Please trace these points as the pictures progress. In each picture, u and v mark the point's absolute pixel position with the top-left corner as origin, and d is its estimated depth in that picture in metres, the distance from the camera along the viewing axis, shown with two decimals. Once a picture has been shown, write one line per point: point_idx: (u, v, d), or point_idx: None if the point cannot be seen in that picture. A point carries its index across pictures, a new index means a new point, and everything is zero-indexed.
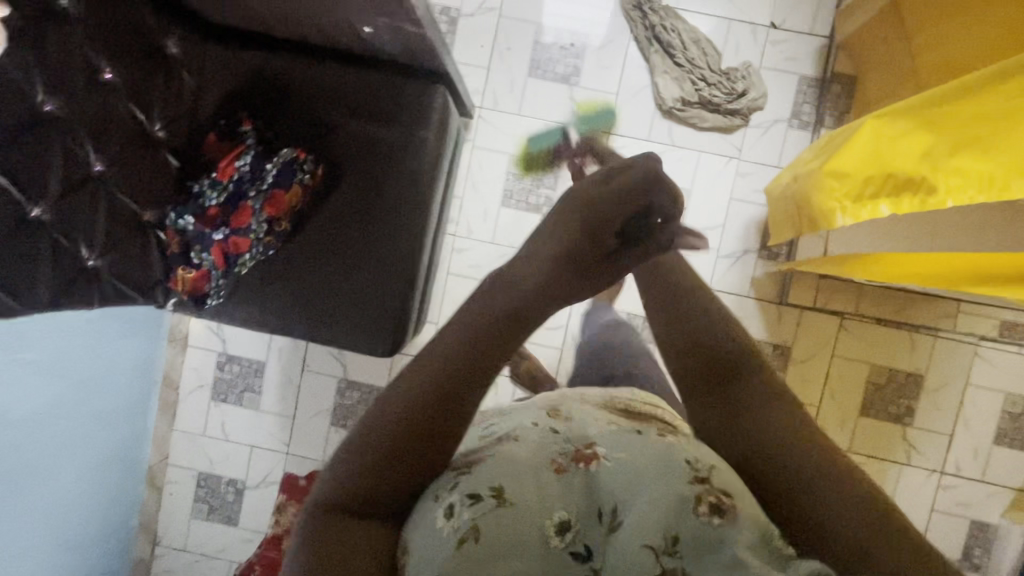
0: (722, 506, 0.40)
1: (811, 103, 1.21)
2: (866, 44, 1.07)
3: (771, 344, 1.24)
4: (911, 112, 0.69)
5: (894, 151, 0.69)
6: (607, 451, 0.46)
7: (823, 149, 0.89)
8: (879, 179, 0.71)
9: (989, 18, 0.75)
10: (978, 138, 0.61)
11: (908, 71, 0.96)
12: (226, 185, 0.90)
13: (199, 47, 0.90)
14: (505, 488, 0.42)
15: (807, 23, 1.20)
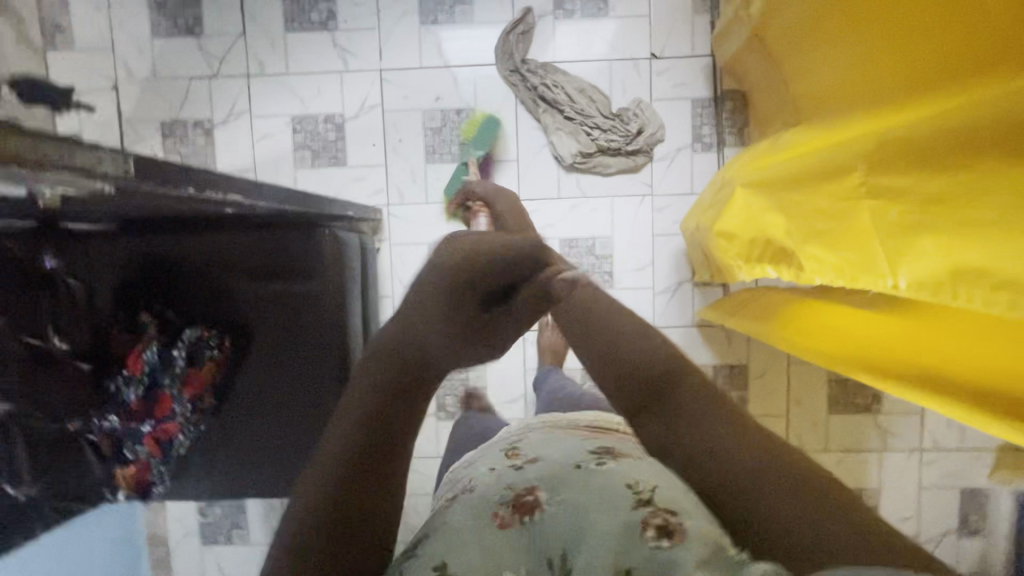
0: (667, 527, 0.47)
1: (710, 123, 1.20)
2: (742, 64, 1.06)
3: (727, 366, 1.25)
4: (774, 184, 0.68)
5: (768, 222, 0.68)
6: (547, 495, 0.54)
7: (715, 200, 0.89)
8: (762, 245, 0.71)
9: (824, 60, 0.75)
10: (818, 226, 0.58)
11: (783, 94, 0.95)
12: (142, 378, 0.91)
13: (81, 251, 0.84)
14: (447, 565, 0.48)
15: (687, 46, 1.19)
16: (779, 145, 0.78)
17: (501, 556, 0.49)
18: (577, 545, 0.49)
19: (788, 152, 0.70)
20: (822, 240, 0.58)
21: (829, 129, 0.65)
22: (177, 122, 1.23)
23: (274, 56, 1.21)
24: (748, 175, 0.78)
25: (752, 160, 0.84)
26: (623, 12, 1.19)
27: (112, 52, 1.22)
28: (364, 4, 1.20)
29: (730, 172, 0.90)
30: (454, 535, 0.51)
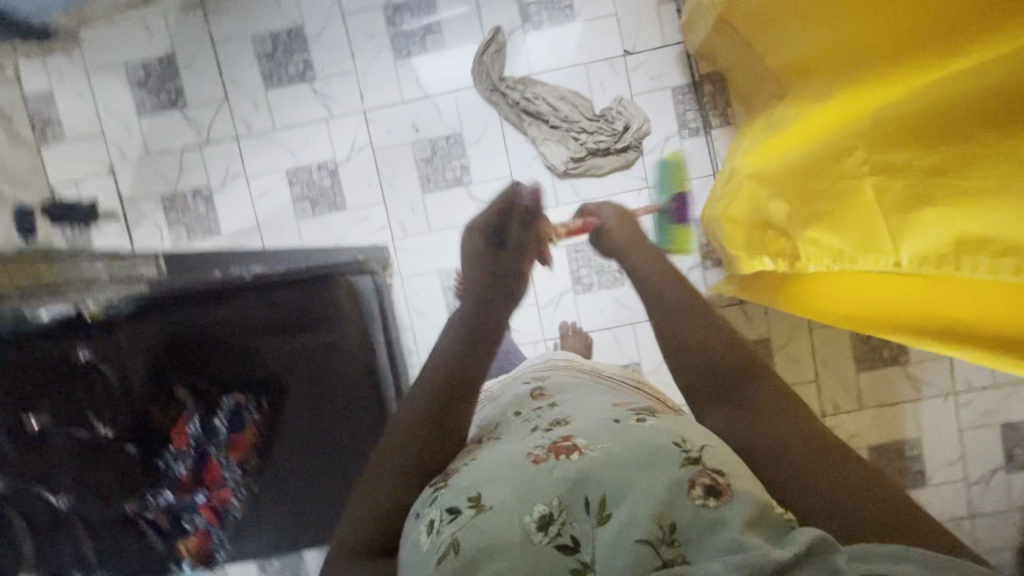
0: (716, 488, 0.46)
1: (693, 108, 1.21)
2: (716, 48, 1.08)
3: (749, 342, 1.26)
4: (766, 176, 0.71)
5: (768, 211, 0.71)
6: (586, 443, 0.53)
7: (719, 190, 0.92)
8: (764, 232, 0.74)
9: (792, 39, 0.77)
10: (821, 212, 0.60)
11: (761, 72, 0.96)
12: (188, 451, 0.93)
13: (112, 339, 0.82)
14: (483, 497, 0.50)
15: (658, 36, 1.20)
16: (775, 130, 0.80)
17: (535, 485, 0.50)
18: (614, 488, 0.48)
19: (782, 137, 0.72)
20: (828, 224, 0.60)
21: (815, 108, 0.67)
22: (176, 195, 1.25)
23: (258, 115, 1.24)
24: (748, 165, 0.80)
25: (752, 149, 0.86)
26: (589, 15, 1.20)
27: (102, 137, 1.25)
28: (337, 49, 1.22)
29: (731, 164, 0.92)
30: (496, 469, 0.53)
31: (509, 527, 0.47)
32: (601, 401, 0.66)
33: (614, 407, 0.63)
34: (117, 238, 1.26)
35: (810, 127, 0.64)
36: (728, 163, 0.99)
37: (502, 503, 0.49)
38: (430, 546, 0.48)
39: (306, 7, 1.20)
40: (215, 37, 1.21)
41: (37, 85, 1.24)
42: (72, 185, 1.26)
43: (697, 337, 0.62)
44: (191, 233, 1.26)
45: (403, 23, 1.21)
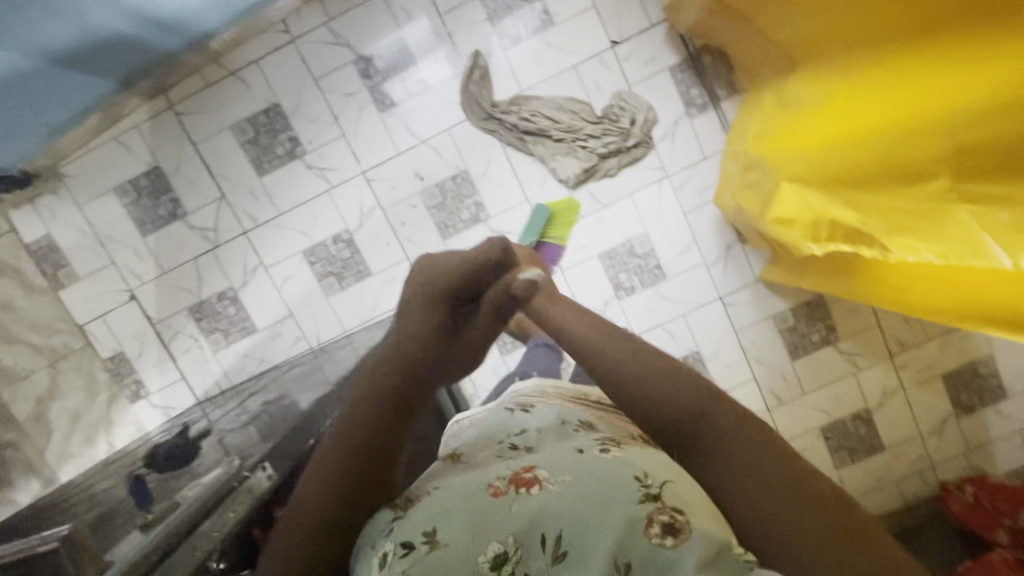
0: (676, 524, 0.49)
1: (696, 84, 1.15)
2: (708, 26, 1.01)
3: (804, 304, 1.23)
4: (825, 180, 0.73)
5: (831, 212, 0.73)
6: (549, 475, 0.55)
7: (748, 179, 0.94)
8: (826, 227, 0.76)
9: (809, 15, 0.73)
10: (911, 224, 0.63)
11: (763, 45, 0.90)
12: None
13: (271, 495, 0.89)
14: (438, 532, 0.51)
15: (642, 19, 1.13)
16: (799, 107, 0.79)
17: (490, 523, 0.51)
18: (574, 535, 0.50)
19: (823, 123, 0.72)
20: (920, 235, 0.62)
21: (853, 90, 0.67)
22: (203, 303, 1.23)
23: (260, 204, 1.20)
24: (785, 152, 0.81)
25: (774, 129, 0.87)
26: (568, 14, 1.14)
27: (114, 266, 1.22)
28: (319, 118, 1.17)
29: (754, 146, 0.92)
30: (451, 498, 0.54)
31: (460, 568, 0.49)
32: (563, 422, 0.67)
33: (587, 431, 0.65)
34: (159, 360, 1.26)
35: (866, 117, 0.64)
36: (739, 144, 1.00)
37: (458, 541, 0.51)
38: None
39: (278, 82, 1.15)
40: (196, 136, 1.17)
41: (35, 231, 1.21)
42: (101, 320, 1.25)
43: (659, 385, 0.54)
44: (228, 337, 1.25)
45: (377, 73, 1.15)
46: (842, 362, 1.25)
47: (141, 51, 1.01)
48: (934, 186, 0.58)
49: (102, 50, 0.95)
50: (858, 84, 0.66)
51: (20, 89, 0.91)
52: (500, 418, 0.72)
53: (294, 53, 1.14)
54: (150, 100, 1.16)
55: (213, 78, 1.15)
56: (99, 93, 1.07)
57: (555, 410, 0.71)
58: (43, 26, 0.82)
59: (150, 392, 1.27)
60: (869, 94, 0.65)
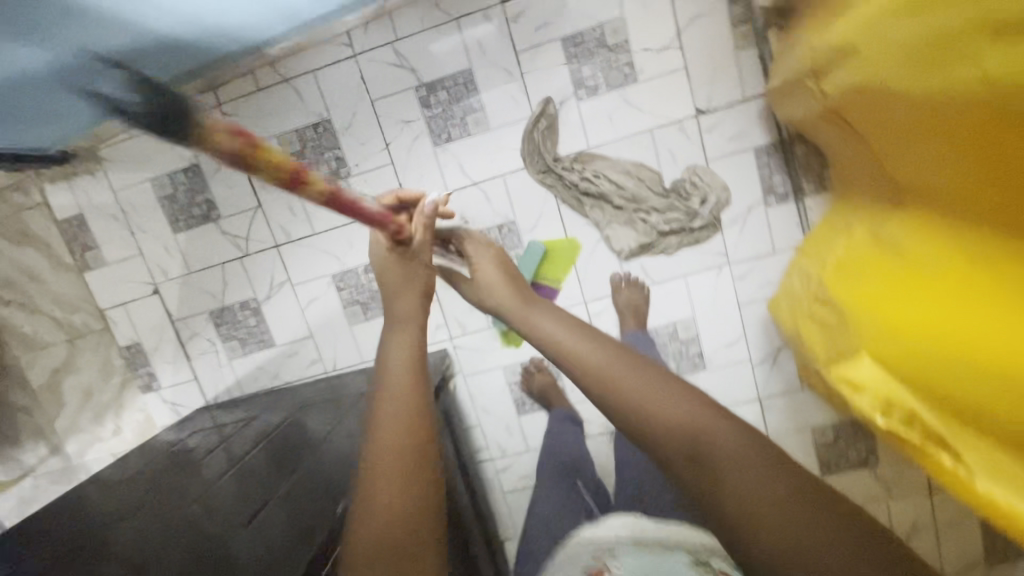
0: None
1: (780, 172, 1.04)
2: (812, 126, 0.89)
3: (847, 422, 1.14)
4: (909, 362, 0.60)
5: (905, 395, 0.61)
6: None
7: (818, 301, 0.81)
8: (892, 409, 0.63)
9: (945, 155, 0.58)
10: (1009, 465, 0.49)
11: (876, 165, 0.77)
12: None
13: None
14: None
15: (735, 90, 1.02)
16: (892, 262, 0.68)
17: None
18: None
19: (912, 303, 0.61)
20: (1007, 484, 0.49)
21: (992, 275, 0.53)
22: (224, 309, 1.20)
23: (295, 220, 1.14)
24: (859, 310, 0.69)
25: (852, 271, 0.75)
26: (655, 72, 1.02)
27: (141, 258, 1.19)
28: (369, 141, 1.10)
29: (827, 279, 0.80)
30: None
31: None
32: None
33: None
34: (174, 357, 1.24)
35: (992, 315, 0.51)
36: (815, 265, 0.86)
37: None
38: None
39: (332, 98, 1.08)
40: None
41: (69, 208, 1.18)
42: (122, 308, 1.23)
43: (661, 395, 0.54)
44: (245, 346, 1.22)
45: (437, 103, 1.07)
46: (874, 487, 1.17)
47: (193, 52, 0.95)
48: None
49: (154, 51, 0.89)
50: (999, 270, 0.52)
51: (63, 82, 0.87)
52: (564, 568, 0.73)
53: (354, 70, 1.06)
54: (199, 95, 1.10)
55: (265, 82, 1.08)
56: None
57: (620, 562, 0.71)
58: (97, 30, 0.77)
59: (161, 386, 1.26)
60: (978, 294, 0.53)
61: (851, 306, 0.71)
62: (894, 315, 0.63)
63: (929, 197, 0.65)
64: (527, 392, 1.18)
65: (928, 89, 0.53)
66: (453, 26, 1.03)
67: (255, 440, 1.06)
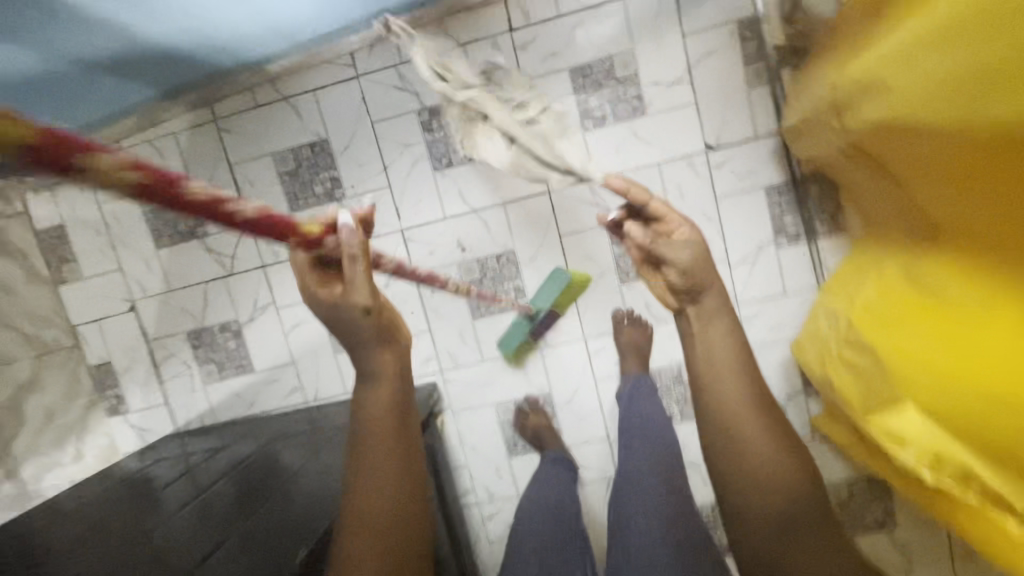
0: None
1: (793, 212, 1.00)
2: (832, 166, 0.86)
3: (863, 479, 1.07)
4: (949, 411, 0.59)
5: (945, 445, 0.60)
6: None
7: (846, 338, 0.79)
8: (933, 464, 0.63)
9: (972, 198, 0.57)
10: None
11: (902, 203, 0.74)
12: None
13: None
14: None
15: (745, 129, 0.99)
16: (936, 310, 0.64)
17: None
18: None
19: (972, 355, 0.56)
20: None
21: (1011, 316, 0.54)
22: (203, 330, 1.13)
23: (285, 241, 1.10)
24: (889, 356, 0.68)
25: (880, 315, 0.73)
26: (665, 107, 1.00)
27: (120, 273, 1.14)
28: (368, 164, 1.06)
29: (855, 320, 0.78)
30: None
31: None
32: None
33: None
34: (146, 380, 1.16)
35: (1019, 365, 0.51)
36: (843, 305, 0.83)
37: None
38: None
39: (331, 117, 1.05)
40: (232, 157, 1.07)
41: (47, 219, 1.13)
42: (95, 325, 1.16)
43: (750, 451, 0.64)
44: (222, 371, 1.15)
45: (440, 128, 1.04)
46: (891, 554, 1.08)
47: (191, 66, 0.92)
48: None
49: (148, 62, 0.86)
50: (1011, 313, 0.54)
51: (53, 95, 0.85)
52: None
53: (355, 90, 1.03)
54: (193, 110, 1.06)
55: (263, 99, 1.05)
56: (140, 100, 0.98)
57: None
58: (86, 39, 0.74)
59: (130, 410, 1.18)
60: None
61: (879, 344, 0.70)
62: (932, 356, 0.61)
63: (967, 240, 0.61)
64: (520, 432, 1.10)
65: (964, 128, 0.50)
66: (460, 51, 1.01)
67: (229, 465, 0.96)
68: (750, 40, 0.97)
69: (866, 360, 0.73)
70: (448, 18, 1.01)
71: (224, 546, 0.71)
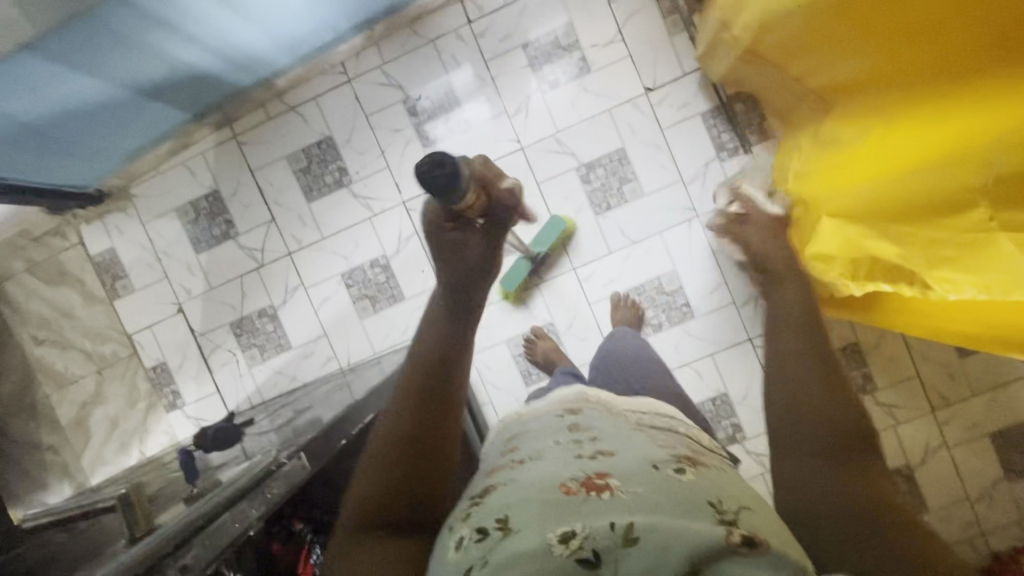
0: (750, 539, 0.44)
1: (727, 130, 1.19)
2: (738, 75, 1.05)
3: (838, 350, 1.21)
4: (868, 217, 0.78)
5: (871, 246, 0.78)
6: (622, 484, 0.49)
7: (792, 203, 0.97)
8: (866, 265, 0.81)
9: (833, 60, 0.76)
10: (956, 255, 0.67)
11: (799, 90, 0.91)
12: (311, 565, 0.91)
13: (304, 497, 0.97)
14: (510, 520, 0.47)
15: (674, 69, 1.20)
16: (844, 149, 0.81)
17: (561, 513, 0.46)
18: (517, 514, 0.47)
19: (873, 167, 0.75)
20: (961, 266, 0.67)
21: (884, 132, 0.73)
22: (244, 319, 1.29)
23: (306, 228, 1.27)
24: (825, 192, 0.86)
25: (810, 171, 0.91)
26: (605, 63, 1.21)
27: (167, 281, 1.31)
28: (367, 151, 1.25)
29: (795, 183, 0.96)
30: (525, 489, 0.49)
31: (535, 499, 0.48)
32: (643, 439, 0.59)
33: (660, 446, 0.58)
34: (198, 372, 1.31)
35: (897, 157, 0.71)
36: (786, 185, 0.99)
37: (528, 533, 0.45)
38: (457, 563, 0.47)
39: (332, 118, 1.25)
40: (253, 164, 1.27)
41: (101, 245, 1.31)
42: (149, 331, 1.32)
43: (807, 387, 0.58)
44: (264, 353, 1.30)
45: (423, 112, 1.24)
46: (879, 414, 1.21)
47: (214, 86, 1.12)
48: (975, 216, 0.63)
49: (183, 85, 1.07)
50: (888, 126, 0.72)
51: (107, 120, 1.05)
52: (546, 421, 0.67)
53: (349, 92, 1.24)
54: (217, 131, 1.27)
55: (274, 112, 1.26)
56: (173, 123, 1.19)
57: (610, 428, 0.62)
58: (134, 63, 0.94)
59: (185, 403, 1.32)
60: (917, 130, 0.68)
61: (813, 192, 0.89)
62: (851, 172, 0.80)
63: (849, 90, 0.78)
64: (532, 360, 1.24)
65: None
66: (430, 46, 1.22)
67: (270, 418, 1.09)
68: None
69: (806, 208, 0.92)
70: (417, 22, 1.22)
71: (255, 438, 0.82)
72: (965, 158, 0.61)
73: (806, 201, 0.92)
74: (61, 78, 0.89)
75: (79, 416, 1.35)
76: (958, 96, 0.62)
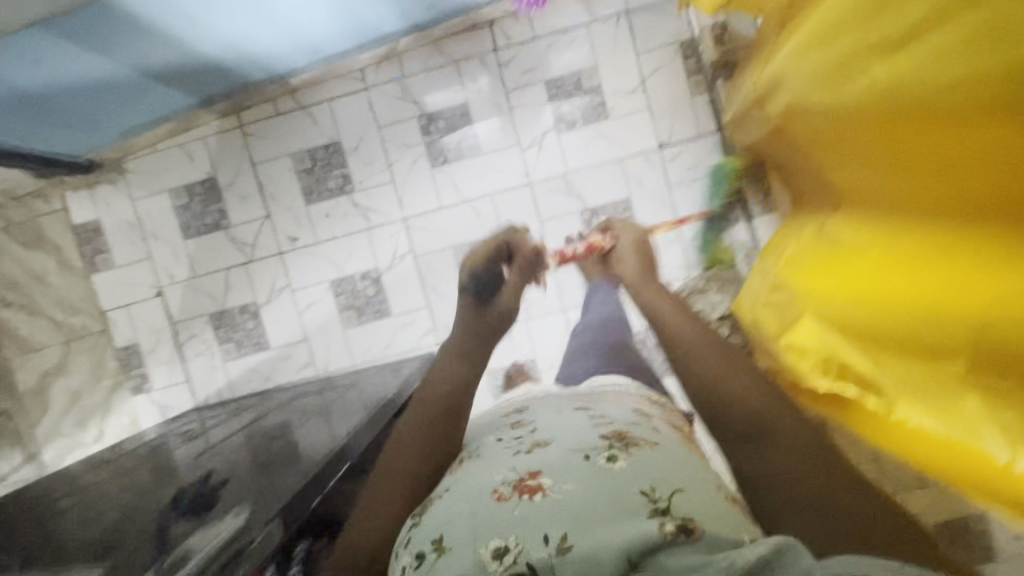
0: (683, 528, 0.44)
1: (733, 197, 1.21)
2: (759, 152, 1.05)
3: None
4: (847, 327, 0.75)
5: (844, 355, 0.76)
6: (551, 483, 0.50)
7: (773, 283, 0.94)
8: (837, 366, 0.78)
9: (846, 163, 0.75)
10: (922, 391, 0.67)
11: (816, 180, 0.91)
12: None
13: None
14: (446, 540, 0.49)
15: (691, 129, 1.20)
16: (832, 252, 0.81)
17: (490, 526, 0.48)
18: (450, 536, 0.49)
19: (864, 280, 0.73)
20: (928, 405, 0.66)
21: (886, 250, 0.71)
22: (225, 312, 1.27)
23: (302, 230, 1.25)
24: (806, 286, 0.84)
25: (800, 262, 0.89)
26: (624, 112, 1.21)
27: (150, 262, 1.27)
28: (374, 161, 1.23)
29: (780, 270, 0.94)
30: (455, 509, 0.51)
31: (467, 513, 0.50)
32: (583, 422, 0.62)
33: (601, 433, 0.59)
34: (169, 359, 1.29)
35: (889, 281, 0.70)
36: (772, 263, 0.99)
37: (461, 550, 0.47)
38: None
39: (343, 124, 1.23)
40: (255, 157, 1.24)
41: (86, 215, 1.27)
42: (125, 310, 1.29)
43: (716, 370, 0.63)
44: (241, 349, 1.27)
45: (436, 131, 1.22)
46: None
47: (227, 77, 1.09)
48: (948, 368, 0.63)
49: (194, 73, 1.04)
50: (886, 246, 0.71)
51: (109, 98, 1.02)
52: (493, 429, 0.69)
53: (364, 100, 1.22)
54: (223, 118, 1.23)
55: (284, 107, 1.23)
56: (178, 107, 1.15)
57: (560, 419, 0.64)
58: (149, 49, 0.91)
59: (152, 389, 1.30)
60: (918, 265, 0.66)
61: (796, 285, 0.87)
62: (839, 279, 0.77)
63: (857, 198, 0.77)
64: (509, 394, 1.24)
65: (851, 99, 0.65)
66: (452, 67, 1.21)
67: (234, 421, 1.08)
68: (689, 58, 1.19)
69: (783, 295, 0.90)
70: (442, 40, 1.20)
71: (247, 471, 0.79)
72: (959, 317, 0.60)
73: (784, 286, 0.90)
74: (65, 58, 0.85)
75: (38, 386, 1.31)
76: (954, 245, 0.63)
